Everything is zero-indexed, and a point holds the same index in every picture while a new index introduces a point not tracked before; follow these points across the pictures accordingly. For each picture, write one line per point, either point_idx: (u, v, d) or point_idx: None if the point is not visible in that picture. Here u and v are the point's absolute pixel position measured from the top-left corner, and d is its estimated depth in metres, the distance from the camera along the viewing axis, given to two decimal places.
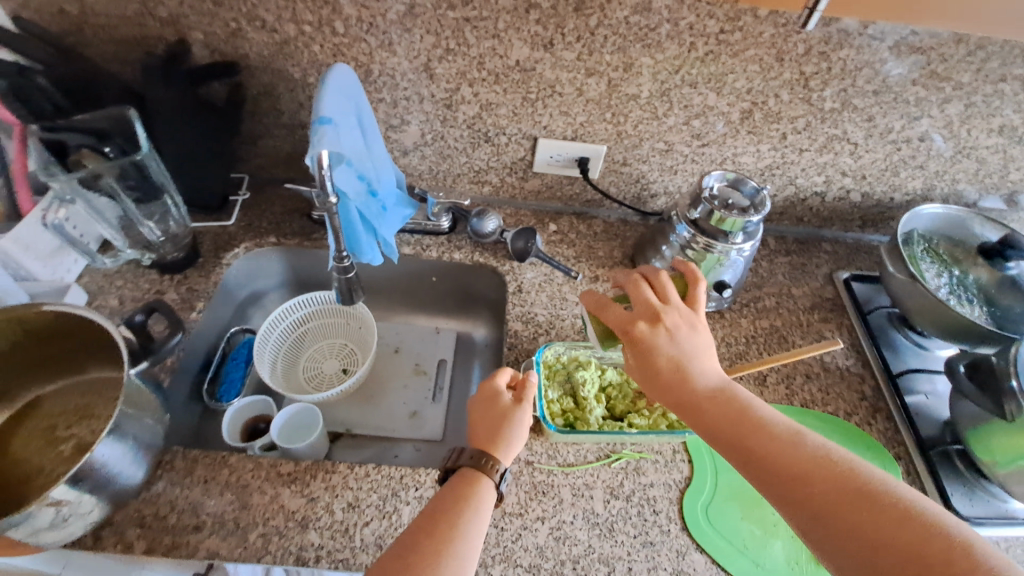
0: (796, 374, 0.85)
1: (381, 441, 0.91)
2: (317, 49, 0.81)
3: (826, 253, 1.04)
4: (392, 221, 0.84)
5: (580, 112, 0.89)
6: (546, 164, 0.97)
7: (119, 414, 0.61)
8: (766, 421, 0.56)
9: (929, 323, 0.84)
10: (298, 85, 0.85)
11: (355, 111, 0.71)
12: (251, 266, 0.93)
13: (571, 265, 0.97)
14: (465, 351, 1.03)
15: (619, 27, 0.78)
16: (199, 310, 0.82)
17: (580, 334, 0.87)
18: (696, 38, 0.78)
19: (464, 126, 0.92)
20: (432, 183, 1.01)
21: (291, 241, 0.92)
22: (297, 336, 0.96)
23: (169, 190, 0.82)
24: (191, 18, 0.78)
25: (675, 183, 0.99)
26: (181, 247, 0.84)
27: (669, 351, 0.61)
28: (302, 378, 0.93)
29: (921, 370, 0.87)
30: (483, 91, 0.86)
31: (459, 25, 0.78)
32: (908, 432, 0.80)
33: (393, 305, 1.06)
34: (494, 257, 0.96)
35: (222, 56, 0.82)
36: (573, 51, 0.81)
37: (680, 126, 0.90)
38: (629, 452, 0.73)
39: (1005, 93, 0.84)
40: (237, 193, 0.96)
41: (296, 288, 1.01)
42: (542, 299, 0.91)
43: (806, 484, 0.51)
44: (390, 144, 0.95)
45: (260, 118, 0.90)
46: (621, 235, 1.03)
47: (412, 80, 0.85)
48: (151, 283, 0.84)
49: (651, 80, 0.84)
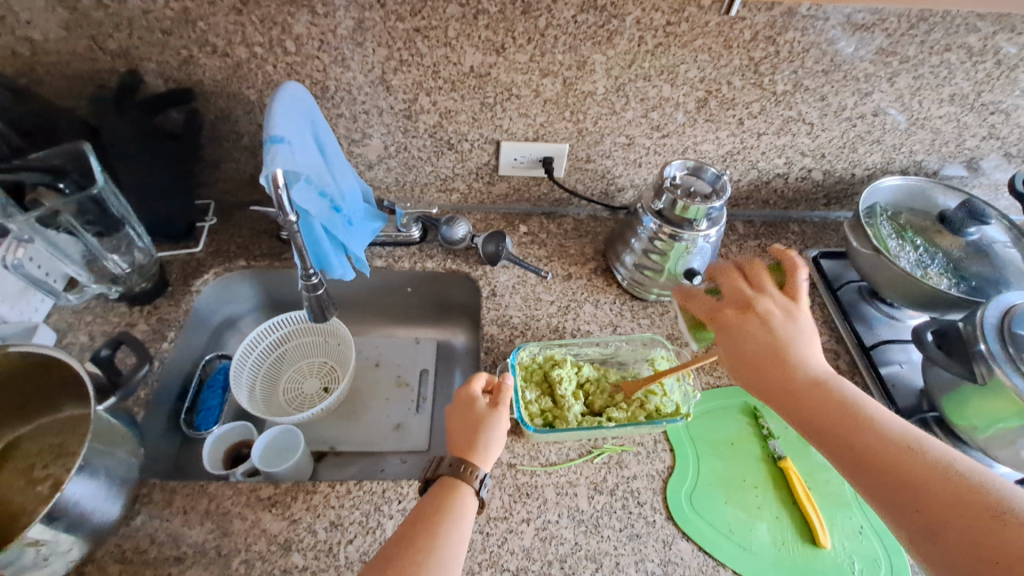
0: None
1: (366, 456, 0.90)
2: (271, 71, 0.81)
3: (795, 233, 1.05)
4: (360, 235, 0.84)
5: (539, 113, 0.89)
6: (511, 166, 0.97)
7: (89, 451, 0.60)
8: (880, 420, 0.54)
9: (897, 295, 0.85)
10: (255, 106, 0.85)
11: (309, 128, 0.71)
12: (224, 291, 0.93)
13: (544, 264, 0.97)
14: (446, 359, 1.03)
15: (568, 26, 0.79)
16: (170, 339, 0.81)
17: (556, 333, 0.87)
18: (645, 32, 0.79)
19: (426, 135, 0.92)
20: (400, 194, 1.01)
21: (260, 263, 0.92)
22: (275, 359, 0.95)
23: (130, 221, 0.82)
24: (141, 49, 0.77)
25: (639, 176, 1.00)
26: (149, 277, 0.84)
27: (766, 337, 0.61)
28: (282, 400, 0.92)
29: (894, 341, 0.88)
30: (441, 99, 0.87)
31: (410, 36, 0.78)
32: (885, 403, 0.81)
33: (370, 318, 1.05)
34: (467, 263, 0.97)
35: (176, 84, 0.82)
36: (525, 53, 0.81)
37: (639, 119, 0.91)
38: (610, 447, 0.73)
39: (951, 63, 0.85)
40: (204, 220, 0.95)
41: (272, 310, 1.01)
42: (516, 301, 0.91)
43: (898, 470, 0.50)
44: (354, 159, 0.95)
45: (221, 143, 0.90)
46: (592, 231, 1.03)
47: (370, 94, 0.85)
48: (121, 316, 0.83)
49: (605, 76, 0.85)
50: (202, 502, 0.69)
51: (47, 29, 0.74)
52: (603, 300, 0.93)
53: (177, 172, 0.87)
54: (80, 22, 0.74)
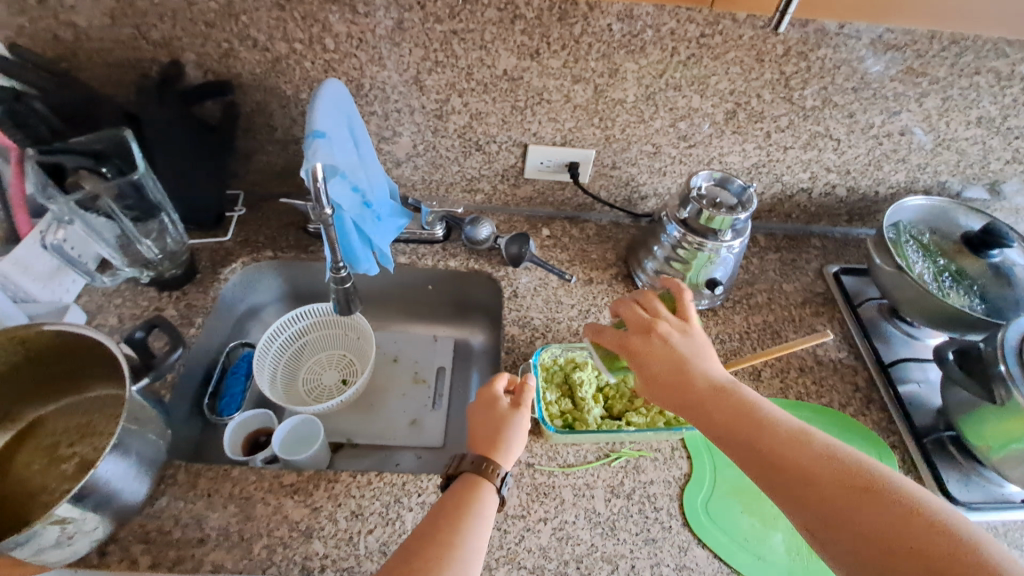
0: (790, 369, 0.86)
1: (382, 449, 0.91)
2: (309, 67, 0.83)
3: (816, 248, 1.06)
4: (387, 231, 0.85)
5: (568, 118, 0.90)
6: (537, 170, 0.98)
7: (121, 431, 0.62)
8: (771, 419, 0.56)
9: (917, 313, 0.86)
10: (291, 101, 0.87)
11: (347, 124, 0.73)
12: (250, 281, 0.94)
13: (565, 268, 0.98)
14: (462, 357, 1.04)
15: (603, 34, 0.80)
16: (198, 325, 0.83)
17: (576, 336, 0.88)
18: (678, 42, 0.80)
19: (455, 136, 0.93)
20: (426, 193, 1.03)
21: (287, 254, 0.93)
22: (296, 350, 0.96)
23: (165, 209, 0.84)
24: (184, 40, 0.79)
25: (664, 184, 1.00)
26: (180, 264, 0.85)
27: (672, 356, 0.62)
28: (302, 391, 0.94)
29: (912, 359, 0.88)
30: (473, 101, 0.88)
31: (447, 38, 0.80)
32: (903, 420, 0.81)
33: (390, 314, 1.06)
34: (489, 263, 0.98)
35: (215, 76, 0.84)
36: (559, 59, 0.83)
37: (666, 128, 0.92)
38: (628, 451, 0.74)
39: (980, 86, 0.86)
40: (233, 209, 0.97)
41: (295, 302, 1.02)
42: (537, 303, 0.92)
43: (802, 472, 0.52)
44: (383, 155, 0.97)
45: (254, 135, 0.92)
46: (613, 237, 1.04)
47: (403, 93, 0.87)
48: (151, 301, 0.84)
49: (636, 85, 0.86)
50: (226, 486, 0.70)
51: (94, 18, 0.76)
52: None
53: (211, 162, 0.89)
54: (127, 12, 0.76)
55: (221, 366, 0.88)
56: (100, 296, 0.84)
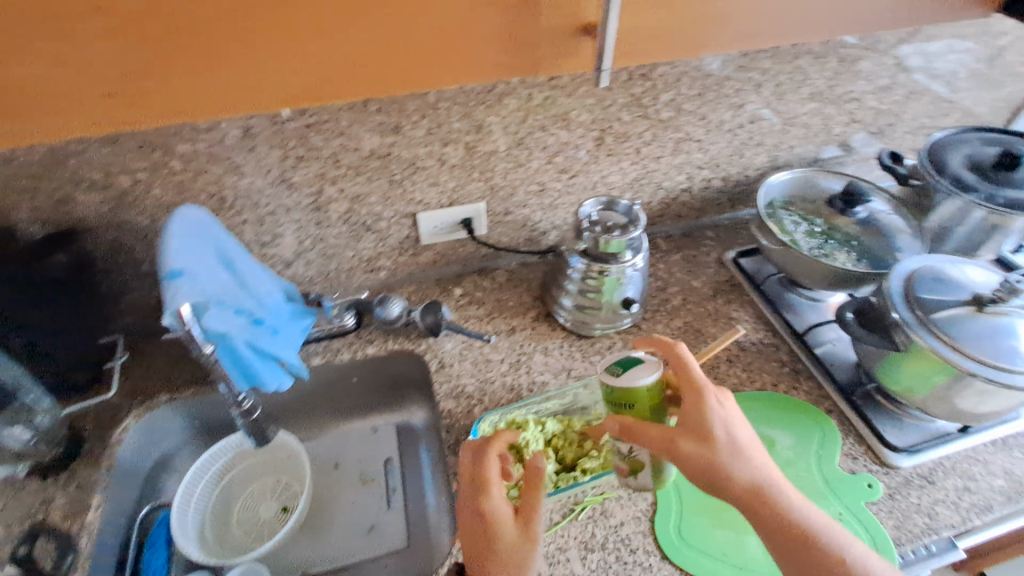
0: (720, 363, 0.88)
1: (343, 571, 0.83)
2: (163, 193, 0.78)
3: (710, 240, 1.13)
4: (287, 340, 0.79)
5: (448, 179, 0.90)
6: (432, 234, 0.97)
7: None
8: (780, 489, 0.61)
9: (813, 280, 0.92)
10: (151, 231, 0.81)
11: (212, 249, 0.69)
12: (150, 432, 0.85)
13: (486, 323, 0.97)
14: (408, 442, 0.98)
15: (458, 96, 0.81)
16: (94, 506, 0.72)
17: (513, 391, 0.86)
18: (531, 89, 0.83)
19: (340, 223, 0.90)
20: (326, 284, 0.99)
21: (187, 391, 0.85)
22: (223, 491, 0.87)
23: (26, 386, 0.73)
24: (8, 198, 0.72)
25: (558, 217, 1.03)
26: (58, 442, 0.76)
27: (699, 419, 0.62)
28: (241, 535, 0.85)
29: (821, 322, 0.94)
30: (348, 186, 0.86)
31: (304, 134, 0.77)
32: (830, 384, 0.85)
33: (320, 418, 0.99)
34: (409, 339, 0.94)
35: (57, 226, 0.76)
36: (422, 128, 0.82)
37: (544, 166, 0.94)
38: (591, 499, 0.72)
39: (803, 67, 0.95)
40: (113, 358, 0.88)
41: (211, 436, 0.93)
42: (467, 367, 0.89)
43: (801, 540, 0.59)
44: (269, 260, 0.92)
45: (119, 274, 0.84)
46: (526, 279, 1.05)
47: (273, 195, 0.83)
48: (33, 492, 0.73)
49: (504, 134, 0.87)
50: None
51: None
52: (550, 346, 0.93)
53: (74, 316, 0.80)
54: None
55: (136, 540, 0.78)
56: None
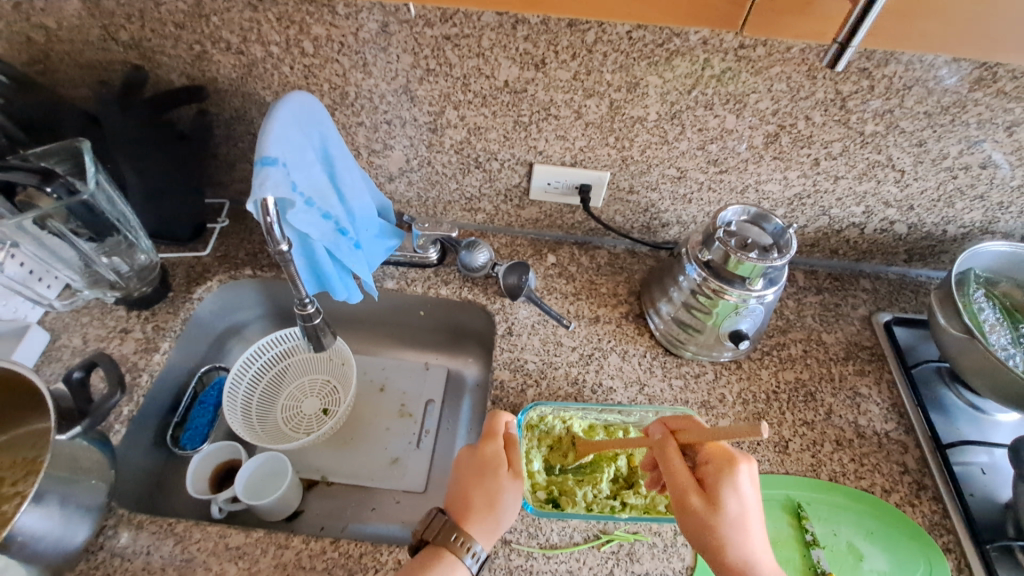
0: (824, 441, 0.71)
1: (357, 491, 0.80)
2: (336, 47, 0.66)
3: None
4: (372, 253, 0.77)
5: (798, 182, 0.76)
6: (594, 198, 0.81)
7: (250, 467, 0.74)
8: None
9: (986, 386, 0.67)
10: (470, 103, 0.70)
11: (314, 140, 0.63)
12: (65, 493, 0.55)
13: (783, 341, 0.80)
14: (454, 390, 0.90)
15: (901, 97, 0.64)
16: (306, 305, 0.67)
17: (807, 447, 0.70)
18: (959, 108, 0.65)
19: (522, 149, 0.76)
20: (610, 259, 0.88)
21: (422, 287, 0.84)
22: (275, 376, 0.86)
23: (128, 222, 0.73)
24: (322, 16, 0.63)
25: (913, 237, 0.83)
26: (314, 338, 0.70)
27: None
28: (279, 420, 0.83)
29: (979, 440, 0.70)
30: (693, 169, 0.75)
31: (681, 110, 0.68)
32: (958, 510, 0.65)
33: (382, 338, 0.94)
34: (699, 360, 0.77)
35: (370, 76, 0.69)
36: (830, 125, 0.68)
37: (952, 179, 0.74)
38: (621, 533, 0.61)
39: None
40: (216, 220, 0.87)
41: (281, 320, 0.91)
42: (767, 404, 0.73)
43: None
44: (566, 177, 0.78)
45: (298, 54, 0.67)
46: (836, 311, 0.84)
47: (592, 143, 0.74)
48: (117, 351, 0.73)
49: (905, 145, 0.70)
50: None
51: None
52: (862, 398, 0.75)
53: (144, 153, 0.72)
54: None
55: (108, 530, 0.61)
56: (44, 325, 0.74)
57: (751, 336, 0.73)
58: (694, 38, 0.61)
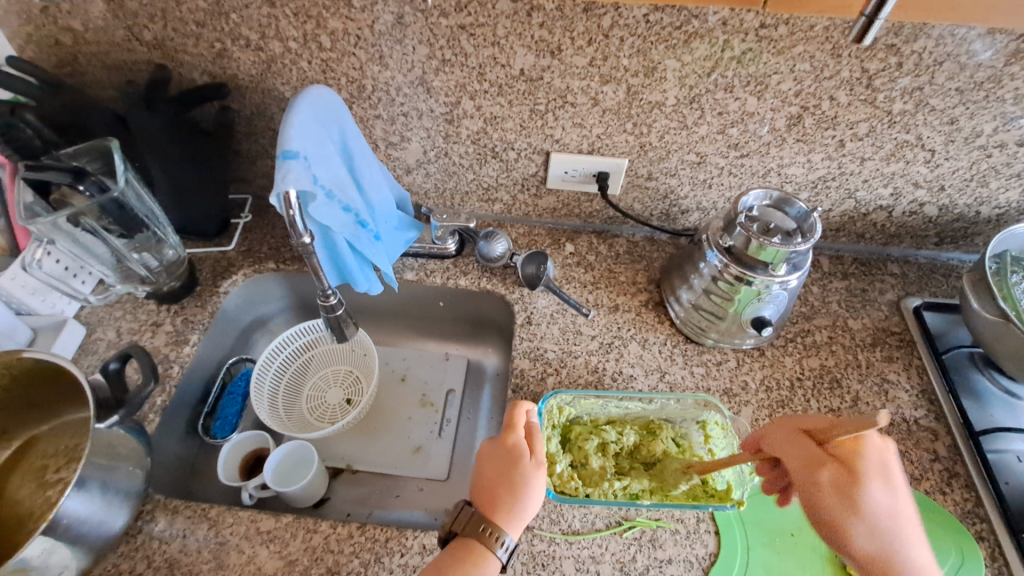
0: None
1: (381, 479, 0.82)
2: (352, 39, 0.66)
3: None
4: (392, 246, 0.78)
5: (823, 164, 0.74)
6: (612, 186, 0.80)
7: (279, 455, 0.76)
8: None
9: (1021, 372, 0.65)
10: (486, 94, 0.70)
11: (333, 134, 0.63)
12: (105, 479, 0.57)
13: (807, 327, 0.79)
14: (474, 379, 0.91)
15: (928, 76, 0.62)
16: (330, 296, 0.69)
17: None
18: (993, 84, 0.63)
19: (538, 138, 0.75)
20: (629, 246, 0.87)
21: (441, 277, 0.84)
22: (299, 367, 0.88)
23: (156, 219, 0.75)
24: (338, 10, 0.64)
25: (944, 219, 0.81)
26: (336, 329, 0.72)
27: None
28: (305, 410, 0.85)
29: (1013, 427, 0.68)
30: (713, 154, 0.74)
31: (699, 95, 0.67)
32: (991, 498, 0.64)
33: (402, 329, 0.95)
34: (720, 348, 0.76)
35: (386, 68, 0.69)
36: (856, 105, 0.66)
37: (986, 158, 0.71)
38: (644, 520, 0.62)
39: None
40: (239, 215, 0.89)
41: (303, 312, 0.93)
42: (791, 391, 0.72)
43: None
44: (584, 165, 0.78)
45: (316, 48, 0.68)
46: (864, 297, 0.82)
47: (609, 130, 0.73)
48: (149, 344, 0.76)
49: (935, 124, 0.68)
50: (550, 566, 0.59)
51: None
52: (890, 384, 0.74)
53: (170, 151, 0.74)
54: None
55: (146, 515, 0.63)
56: (81, 319, 0.77)
57: (775, 323, 0.72)
58: (713, 20, 0.60)
